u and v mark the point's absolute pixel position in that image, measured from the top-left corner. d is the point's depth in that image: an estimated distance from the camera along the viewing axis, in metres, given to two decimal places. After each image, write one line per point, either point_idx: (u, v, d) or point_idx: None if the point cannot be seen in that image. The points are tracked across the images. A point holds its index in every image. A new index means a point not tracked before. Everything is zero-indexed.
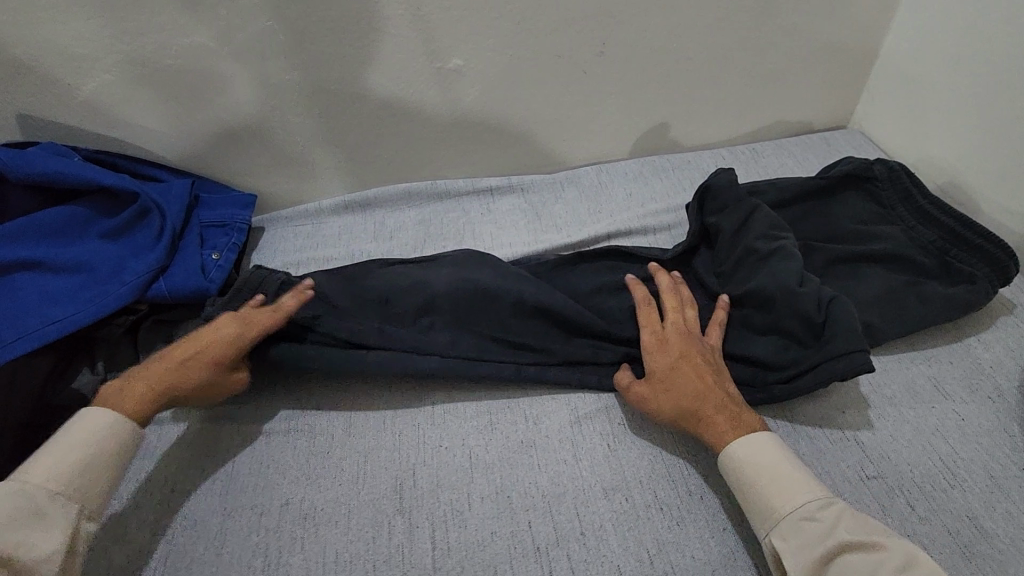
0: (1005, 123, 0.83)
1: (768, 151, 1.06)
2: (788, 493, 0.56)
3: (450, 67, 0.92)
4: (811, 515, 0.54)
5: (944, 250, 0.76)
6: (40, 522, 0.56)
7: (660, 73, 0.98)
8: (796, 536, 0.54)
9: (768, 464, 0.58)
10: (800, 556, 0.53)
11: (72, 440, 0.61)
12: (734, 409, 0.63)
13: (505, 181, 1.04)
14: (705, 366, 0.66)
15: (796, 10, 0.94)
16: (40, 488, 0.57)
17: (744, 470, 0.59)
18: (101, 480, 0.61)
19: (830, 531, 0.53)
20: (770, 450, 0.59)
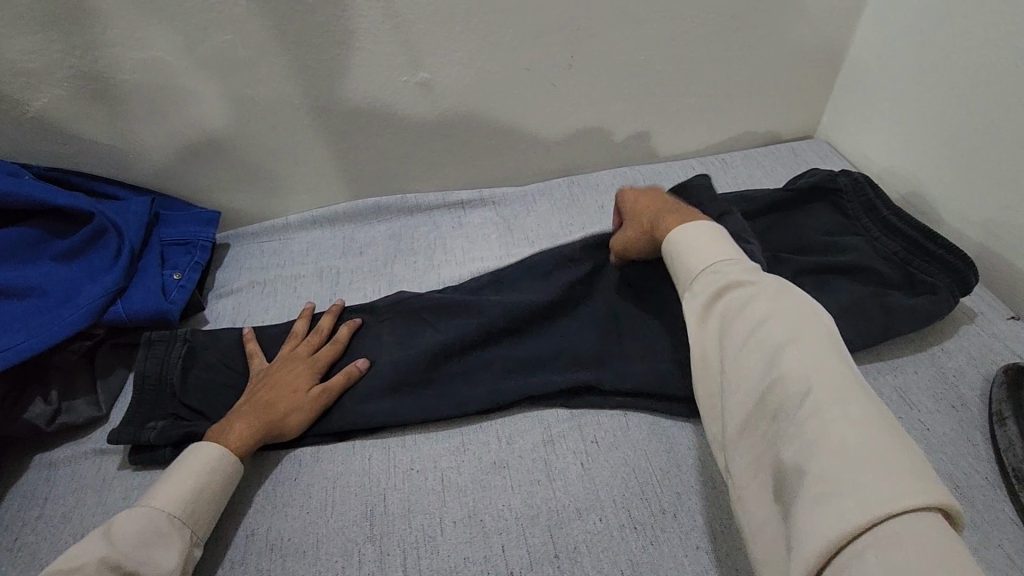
0: (962, 135, 0.85)
1: (737, 161, 1.07)
2: (699, 259, 0.65)
3: (420, 80, 0.91)
4: (714, 270, 0.62)
5: (906, 260, 0.77)
6: (157, 542, 0.57)
7: (629, 85, 0.98)
8: (697, 283, 0.63)
9: (695, 240, 0.66)
10: (695, 299, 0.62)
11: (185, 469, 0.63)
12: (682, 212, 0.72)
13: (476, 195, 1.04)
14: (666, 200, 0.76)
15: (761, 23, 0.95)
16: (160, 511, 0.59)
17: (672, 247, 0.68)
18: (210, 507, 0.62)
19: (726, 280, 0.61)
20: (699, 232, 0.67)
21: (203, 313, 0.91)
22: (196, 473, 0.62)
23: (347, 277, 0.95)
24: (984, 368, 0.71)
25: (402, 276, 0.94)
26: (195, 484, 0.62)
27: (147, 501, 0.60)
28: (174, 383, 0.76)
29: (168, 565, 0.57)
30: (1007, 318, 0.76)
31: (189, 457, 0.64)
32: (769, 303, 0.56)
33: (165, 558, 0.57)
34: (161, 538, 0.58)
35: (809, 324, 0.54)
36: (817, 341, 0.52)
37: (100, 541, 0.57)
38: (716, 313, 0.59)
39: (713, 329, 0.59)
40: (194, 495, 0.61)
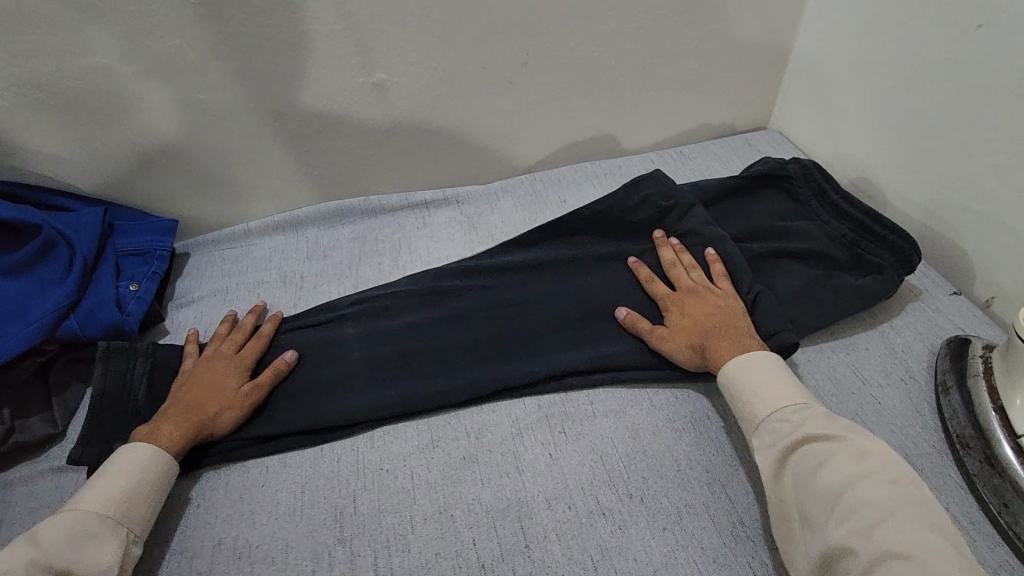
0: (901, 121, 0.89)
1: (694, 153, 1.09)
2: (763, 399, 0.63)
3: (376, 81, 0.90)
4: (784, 417, 0.61)
5: (854, 242, 0.80)
6: (90, 541, 0.57)
7: (585, 82, 0.99)
8: (766, 435, 0.61)
9: (749, 376, 0.65)
10: (768, 451, 0.60)
11: (117, 469, 0.62)
12: (737, 337, 0.69)
13: (439, 194, 1.04)
14: (723, 313, 0.72)
15: (710, 18, 0.98)
16: (88, 511, 0.58)
17: (728, 381, 0.66)
18: (144, 505, 0.61)
19: (798, 431, 0.59)
20: (757, 365, 0.65)
21: (164, 325, 0.89)
22: (130, 474, 0.62)
23: (312, 282, 0.94)
24: (930, 342, 0.74)
25: (366, 277, 0.94)
26: (131, 482, 0.62)
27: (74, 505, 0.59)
28: (138, 400, 0.74)
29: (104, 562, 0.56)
30: (951, 293, 0.79)
31: (120, 457, 0.63)
32: (850, 463, 0.55)
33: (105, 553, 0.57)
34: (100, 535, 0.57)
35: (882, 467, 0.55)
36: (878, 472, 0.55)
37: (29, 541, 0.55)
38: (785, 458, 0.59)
39: (788, 486, 0.57)
40: (127, 491, 0.61)
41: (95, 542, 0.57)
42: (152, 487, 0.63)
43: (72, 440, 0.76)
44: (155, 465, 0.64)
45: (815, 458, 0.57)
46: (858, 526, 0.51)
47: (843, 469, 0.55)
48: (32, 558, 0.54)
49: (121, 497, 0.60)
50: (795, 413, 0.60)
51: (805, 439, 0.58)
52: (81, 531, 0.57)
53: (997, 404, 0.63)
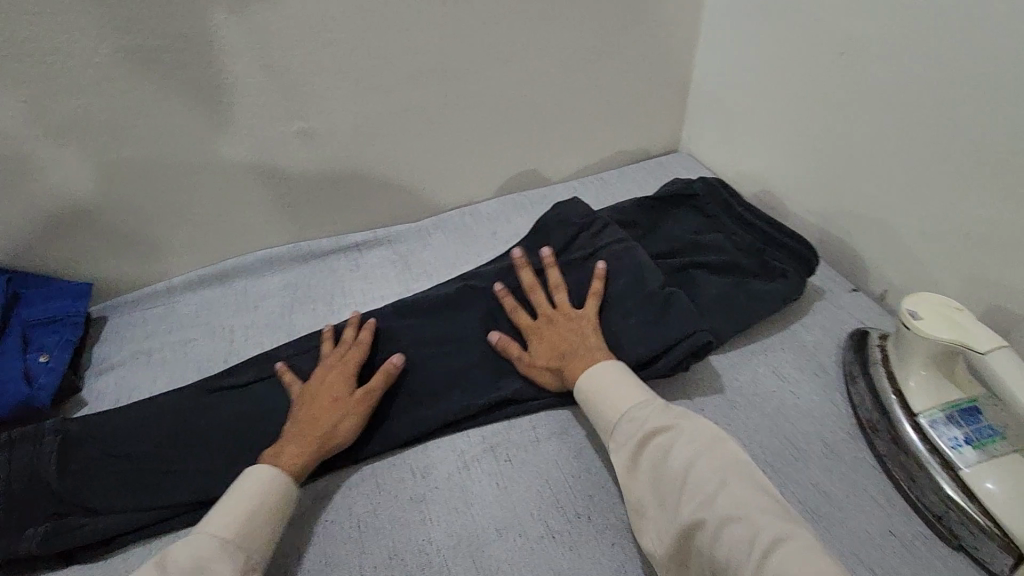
0: (789, 138, 0.97)
1: (613, 180, 1.15)
2: (613, 404, 0.67)
3: (298, 129, 0.91)
4: (632, 418, 0.65)
5: (761, 250, 0.87)
6: (213, 569, 0.55)
7: (506, 118, 1.03)
8: (619, 437, 0.65)
9: (603, 385, 0.69)
10: (623, 449, 0.64)
11: (243, 492, 0.62)
12: (588, 355, 0.73)
13: (371, 235, 1.04)
14: (577, 337, 0.75)
15: (617, 54, 1.04)
16: (210, 537, 0.57)
17: (586, 394, 0.70)
18: (264, 528, 0.60)
19: (643, 427, 0.64)
20: (602, 377, 0.69)
21: (81, 395, 0.84)
22: (256, 492, 0.61)
23: (242, 334, 0.91)
24: (837, 337, 0.80)
25: (301, 325, 0.92)
26: (253, 509, 0.60)
27: (213, 525, 0.59)
28: (51, 480, 0.70)
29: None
30: (850, 291, 0.87)
31: (241, 481, 0.63)
32: (689, 448, 0.60)
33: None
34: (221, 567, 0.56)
35: (718, 450, 0.60)
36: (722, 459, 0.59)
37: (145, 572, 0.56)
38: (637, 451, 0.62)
39: (642, 476, 0.61)
40: (249, 511, 0.60)
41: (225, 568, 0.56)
42: (274, 509, 0.61)
43: None
44: (278, 486, 0.63)
45: (659, 453, 0.61)
46: (701, 498, 0.56)
47: (683, 454, 0.60)
48: None
49: (251, 520, 0.59)
50: (642, 411, 0.65)
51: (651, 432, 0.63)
52: (202, 561, 0.55)
53: (896, 388, 0.68)
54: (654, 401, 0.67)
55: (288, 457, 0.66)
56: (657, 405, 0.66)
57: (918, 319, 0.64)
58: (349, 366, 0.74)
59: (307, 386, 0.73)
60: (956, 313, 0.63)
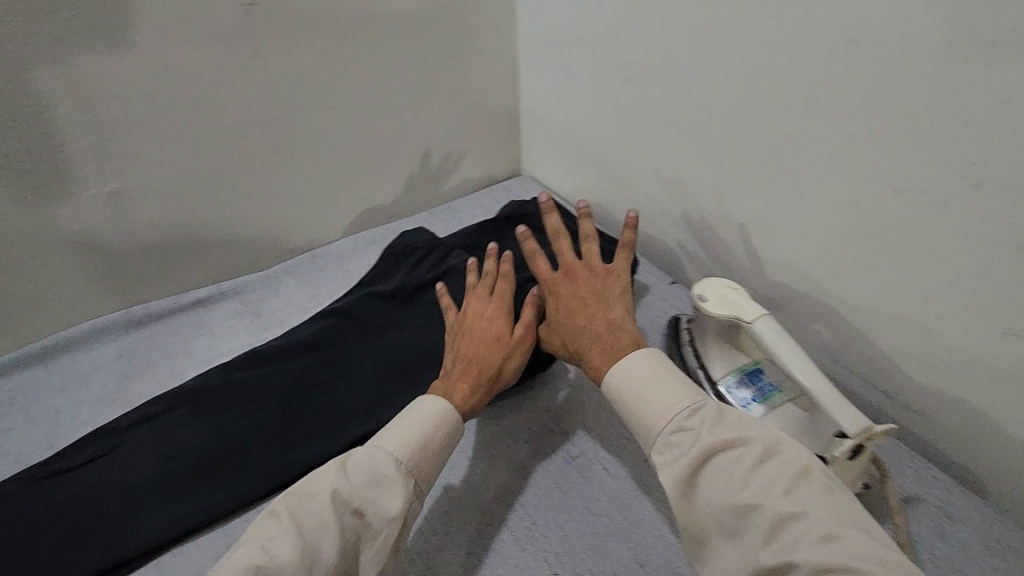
0: (604, 155, 1.07)
1: (461, 208, 1.20)
2: (653, 410, 0.60)
3: (110, 190, 0.87)
4: (679, 428, 0.57)
5: (589, 258, 0.95)
6: (383, 488, 0.59)
7: (340, 159, 1.04)
8: (671, 452, 0.57)
9: (642, 387, 0.61)
10: (675, 466, 0.55)
11: (413, 417, 0.64)
12: (610, 338, 0.67)
13: (214, 289, 1.00)
14: (598, 305, 0.71)
15: (442, 90, 1.09)
16: (387, 456, 0.60)
17: (611, 395, 0.64)
18: (428, 462, 0.62)
19: (699, 441, 0.56)
20: (654, 370, 0.62)
21: None
22: (421, 427, 0.63)
23: (68, 415, 0.84)
24: (660, 326, 0.90)
25: (137, 394, 0.86)
26: (429, 433, 0.63)
27: (378, 441, 0.62)
28: None
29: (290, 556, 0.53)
30: (670, 283, 0.98)
31: (417, 405, 0.66)
32: (756, 471, 0.53)
33: (285, 547, 0.53)
34: (272, 536, 0.55)
35: (787, 465, 0.54)
36: (801, 487, 0.52)
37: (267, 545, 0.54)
38: (670, 462, 0.56)
39: (700, 491, 0.54)
40: (427, 434, 0.63)
41: (391, 490, 0.59)
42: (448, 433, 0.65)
43: None
44: (446, 420, 0.65)
45: (723, 472, 0.54)
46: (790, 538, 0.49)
47: (764, 478, 0.53)
48: (335, 487, 0.58)
49: (410, 447, 0.62)
50: (689, 419, 0.57)
51: (709, 450, 0.55)
52: (372, 473, 0.59)
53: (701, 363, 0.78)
54: (708, 405, 0.58)
55: (461, 392, 0.69)
56: (710, 407, 0.58)
57: (705, 300, 0.74)
58: (502, 297, 0.77)
59: (467, 321, 0.76)
60: (728, 290, 0.74)
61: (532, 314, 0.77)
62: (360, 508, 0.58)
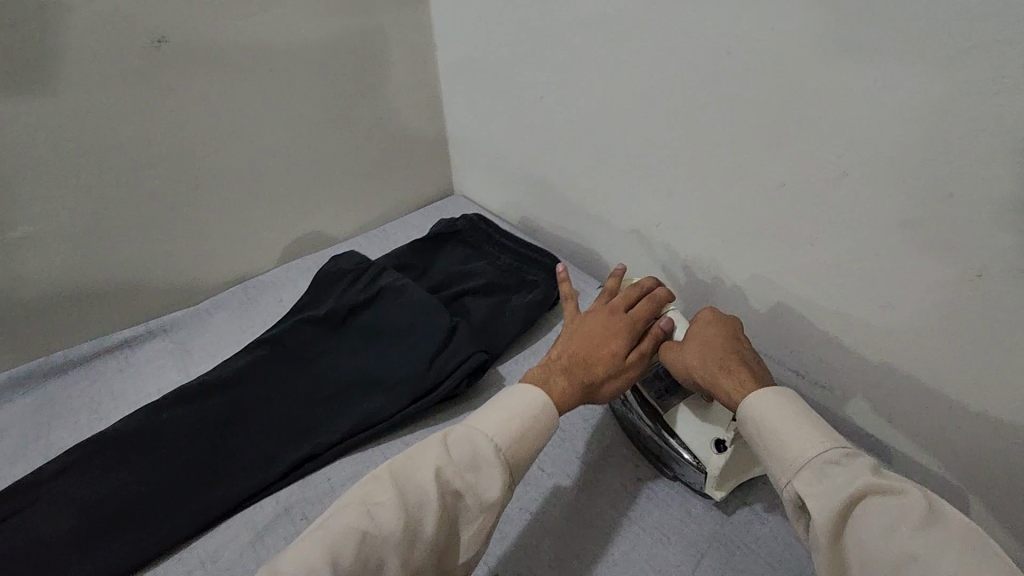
0: (526, 171, 1.11)
1: (394, 230, 1.22)
2: (801, 441, 0.53)
3: (21, 235, 0.84)
4: (835, 462, 0.51)
5: (518, 268, 0.99)
6: (483, 473, 0.56)
7: (265, 190, 1.04)
8: (820, 482, 0.51)
9: (773, 424, 0.56)
10: (829, 497, 0.49)
11: (517, 402, 0.61)
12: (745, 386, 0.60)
13: (141, 329, 0.98)
14: (733, 360, 0.64)
15: (365, 117, 1.11)
16: (489, 441, 0.57)
17: (761, 426, 0.56)
18: (534, 444, 0.60)
19: (858, 479, 0.49)
20: (787, 405, 0.56)
21: None
22: (535, 406, 0.61)
23: None
24: None
25: (59, 442, 0.83)
26: (516, 426, 0.59)
27: (477, 424, 0.59)
28: None
29: (394, 524, 0.51)
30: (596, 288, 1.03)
31: (507, 397, 0.62)
32: (925, 525, 0.46)
33: (391, 516, 0.51)
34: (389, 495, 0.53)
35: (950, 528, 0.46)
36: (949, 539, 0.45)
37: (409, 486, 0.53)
38: (812, 487, 0.51)
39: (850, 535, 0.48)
40: (517, 427, 0.59)
41: (492, 477, 0.55)
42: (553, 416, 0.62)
43: None
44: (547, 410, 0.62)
45: (891, 513, 0.47)
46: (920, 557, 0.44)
47: (920, 529, 0.45)
48: (438, 470, 0.54)
49: (518, 426, 0.59)
50: (847, 457, 0.51)
51: (874, 488, 0.48)
52: (470, 461, 0.56)
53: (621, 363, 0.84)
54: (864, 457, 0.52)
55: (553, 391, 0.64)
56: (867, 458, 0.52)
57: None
58: (633, 318, 0.72)
59: (585, 324, 0.72)
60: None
61: (614, 339, 0.69)
62: (461, 491, 0.55)
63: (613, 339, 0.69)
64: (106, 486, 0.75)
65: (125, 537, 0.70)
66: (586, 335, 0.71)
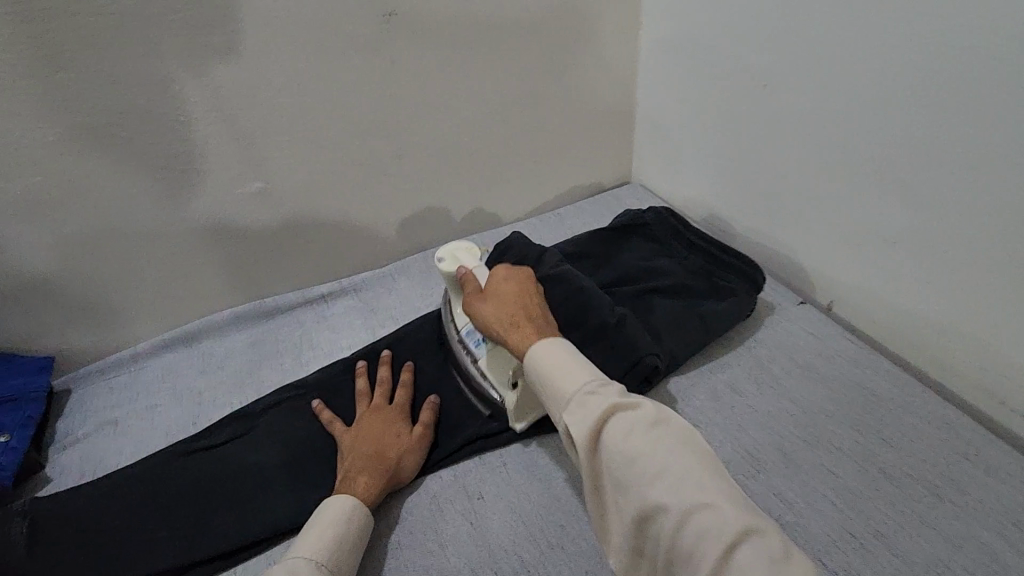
0: (724, 164, 1.01)
1: (569, 215, 1.18)
2: (568, 374, 0.58)
3: (255, 189, 0.93)
4: (591, 393, 0.56)
5: (710, 272, 0.91)
6: None
7: (456, 163, 1.06)
8: (580, 410, 0.55)
9: (553, 362, 0.60)
10: (587, 425, 0.54)
11: (324, 521, 0.64)
12: (532, 328, 0.66)
13: (336, 286, 1.06)
14: (523, 304, 0.69)
15: (558, 96, 1.08)
16: (310, 557, 0.60)
17: (539, 372, 0.60)
18: (342, 562, 0.62)
19: (605, 403, 0.55)
20: (559, 349, 0.61)
21: (44, 471, 0.82)
22: (337, 521, 0.64)
23: (210, 395, 0.91)
24: (787, 348, 0.84)
25: (268, 380, 0.92)
26: (333, 539, 0.63)
27: (302, 549, 0.61)
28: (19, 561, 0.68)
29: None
30: (798, 303, 0.91)
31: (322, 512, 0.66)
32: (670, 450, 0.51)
33: None
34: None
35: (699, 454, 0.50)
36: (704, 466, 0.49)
37: (324, 572, 0.60)
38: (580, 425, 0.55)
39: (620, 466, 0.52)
40: (335, 538, 0.63)
41: None
42: (350, 536, 0.64)
43: None
44: (354, 519, 0.65)
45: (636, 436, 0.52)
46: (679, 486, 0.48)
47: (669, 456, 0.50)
48: None
49: (330, 544, 0.62)
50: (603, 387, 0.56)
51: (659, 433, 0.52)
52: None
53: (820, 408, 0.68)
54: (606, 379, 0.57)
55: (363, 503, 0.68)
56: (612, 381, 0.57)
57: (444, 262, 0.83)
58: (389, 429, 0.76)
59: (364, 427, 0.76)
60: (463, 252, 0.84)
61: (387, 436, 0.75)
62: None
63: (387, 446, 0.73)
64: (306, 431, 0.81)
65: (320, 483, 0.75)
66: (377, 438, 0.74)
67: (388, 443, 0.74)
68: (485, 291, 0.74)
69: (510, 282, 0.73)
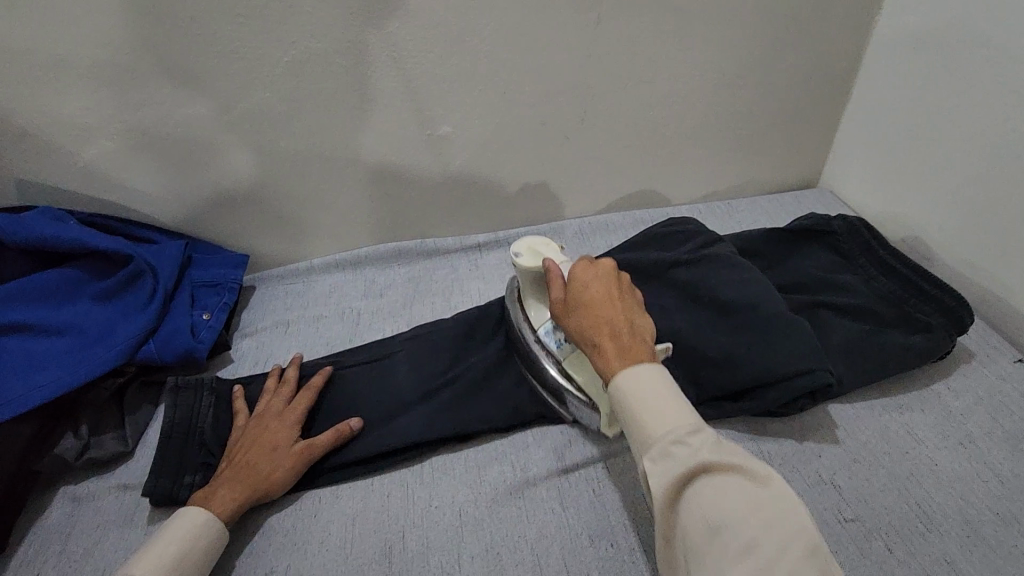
0: (946, 182, 0.88)
1: (743, 208, 1.10)
2: (656, 417, 0.53)
3: (440, 133, 0.97)
4: (680, 439, 0.51)
5: (903, 300, 0.80)
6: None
7: (635, 135, 1.03)
8: (663, 460, 0.51)
9: (637, 393, 0.54)
10: (664, 479, 0.50)
11: (173, 530, 0.63)
12: (632, 342, 0.59)
13: (492, 237, 1.08)
14: (621, 313, 0.62)
15: (760, 82, 1.00)
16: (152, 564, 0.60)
17: (621, 399, 0.55)
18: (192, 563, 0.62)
19: (696, 455, 0.50)
20: (648, 377, 0.55)
21: (229, 352, 0.95)
22: (183, 537, 0.63)
23: (367, 318, 0.98)
24: (992, 407, 0.73)
25: (420, 315, 0.98)
26: (181, 543, 0.62)
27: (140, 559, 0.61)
28: (204, 432, 0.79)
29: None
30: (1014, 360, 0.78)
31: (172, 520, 0.65)
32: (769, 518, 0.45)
33: None
34: None
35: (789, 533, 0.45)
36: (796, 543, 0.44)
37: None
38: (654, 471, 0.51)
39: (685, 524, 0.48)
40: (181, 547, 0.62)
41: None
42: (201, 546, 0.63)
43: (138, 460, 0.81)
44: (204, 531, 0.64)
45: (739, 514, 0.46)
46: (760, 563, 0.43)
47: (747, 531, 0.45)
48: None
49: (173, 550, 0.61)
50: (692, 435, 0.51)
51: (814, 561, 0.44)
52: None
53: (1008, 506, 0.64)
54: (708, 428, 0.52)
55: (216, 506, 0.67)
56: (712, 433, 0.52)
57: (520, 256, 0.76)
58: (270, 443, 0.72)
59: (254, 431, 0.74)
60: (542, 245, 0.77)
61: (267, 451, 0.72)
62: None
63: (260, 460, 0.71)
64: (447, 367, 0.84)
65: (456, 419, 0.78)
66: (254, 453, 0.71)
67: (263, 455, 0.71)
68: (569, 294, 0.66)
69: (601, 282, 0.65)
